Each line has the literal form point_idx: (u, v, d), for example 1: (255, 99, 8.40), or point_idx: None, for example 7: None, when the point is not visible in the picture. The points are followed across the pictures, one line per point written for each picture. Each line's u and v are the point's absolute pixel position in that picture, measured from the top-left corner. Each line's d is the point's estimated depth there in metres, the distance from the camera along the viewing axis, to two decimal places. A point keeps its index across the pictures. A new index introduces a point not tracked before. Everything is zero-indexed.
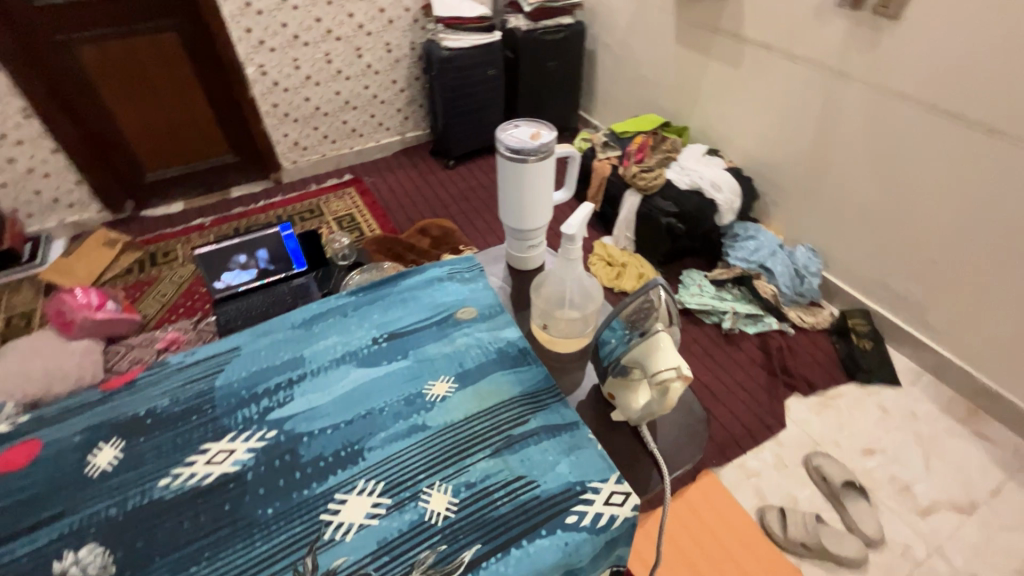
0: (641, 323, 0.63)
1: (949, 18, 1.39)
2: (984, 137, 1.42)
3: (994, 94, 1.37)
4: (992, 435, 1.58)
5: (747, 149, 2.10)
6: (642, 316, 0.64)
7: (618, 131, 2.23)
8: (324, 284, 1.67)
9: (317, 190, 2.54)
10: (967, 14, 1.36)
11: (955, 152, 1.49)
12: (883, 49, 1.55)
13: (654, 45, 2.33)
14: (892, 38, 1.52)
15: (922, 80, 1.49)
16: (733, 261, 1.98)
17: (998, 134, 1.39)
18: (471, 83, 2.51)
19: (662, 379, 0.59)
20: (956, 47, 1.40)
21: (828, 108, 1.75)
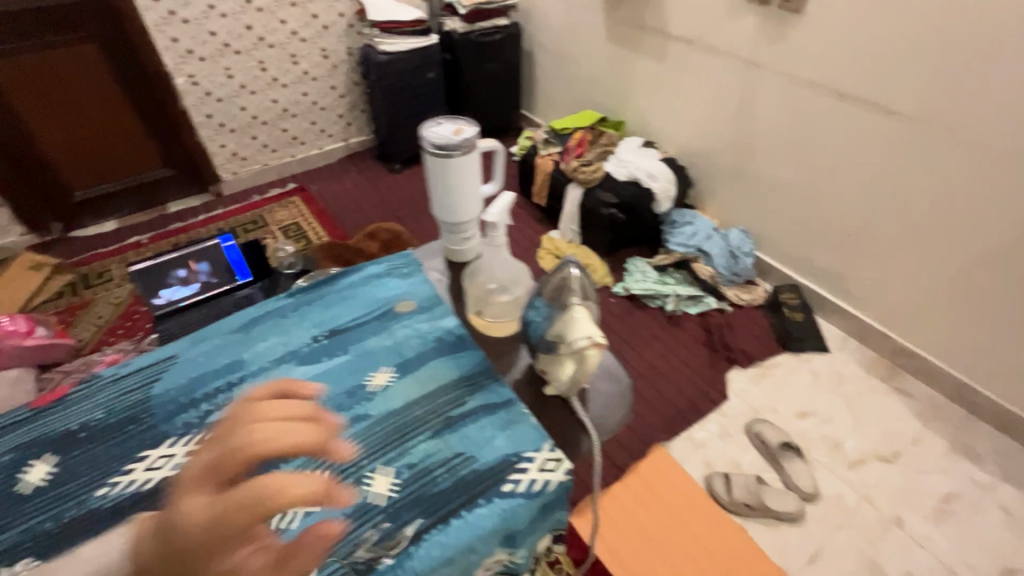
0: (561, 299, 0.68)
1: (844, 10, 1.52)
2: (881, 118, 1.55)
3: (886, 79, 1.50)
4: (910, 390, 1.73)
5: (679, 140, 2.20)
6: (561, 292, 0.69)
7: (557, 128, 2.30)
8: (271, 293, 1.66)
9: (260, 201, 2.49)
10: (858, 6, 1.49)
11: (859, 133, 1.62)
12: (790, 40, 1.66)
13: (587, 44, 2.41)
14: (797, 30, 1.64)
15: (826, 68, 1.61)
16: (672, 246, 2.08)
17: (893, 115, 1.53)
18: (411, 86, 2.52)
19: (577, 347, 0.64)
20: (848, 37, 1.53)
21: (748, 97, 1.87)
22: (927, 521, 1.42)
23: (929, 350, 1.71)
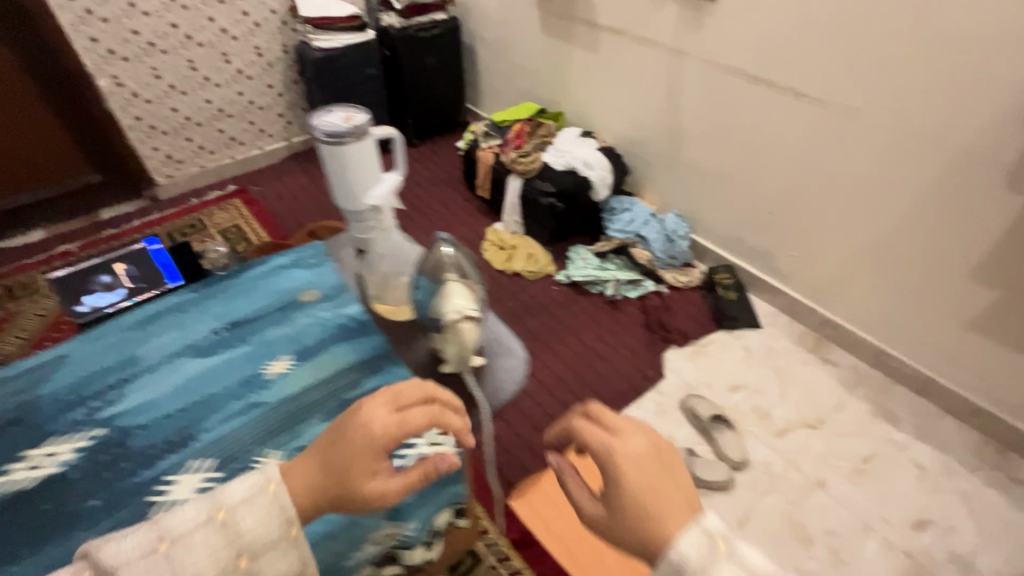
0: (437, 275, 0.78)
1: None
2: (793, 101, 1.62)
3: (795, 62, 1.56)
4: (836, 359, 1.81)
5: (616, 129, 2.25)
6: (438, 270, 0.79)
7: (497, 120, 2.31)
8: None
9: (199, 204, 2.43)
10: None
11: (775, 116, 1.68)
12: (708, 28, 1.72)
13: (524, 36, 2.44)
14: (713, 17, 1.69)
15: (741, 54, 1.67)
16: (612, 233, 2.13)
17: (803, 97, 1.59)
18: (350, 83, 2.50)
19: (447, 320, 0.73)
20: (759, 22, 1.59)
21: (675, 84, 1.92)
22: (848, 481, 1.50)
23: (850, 320, 1.79)
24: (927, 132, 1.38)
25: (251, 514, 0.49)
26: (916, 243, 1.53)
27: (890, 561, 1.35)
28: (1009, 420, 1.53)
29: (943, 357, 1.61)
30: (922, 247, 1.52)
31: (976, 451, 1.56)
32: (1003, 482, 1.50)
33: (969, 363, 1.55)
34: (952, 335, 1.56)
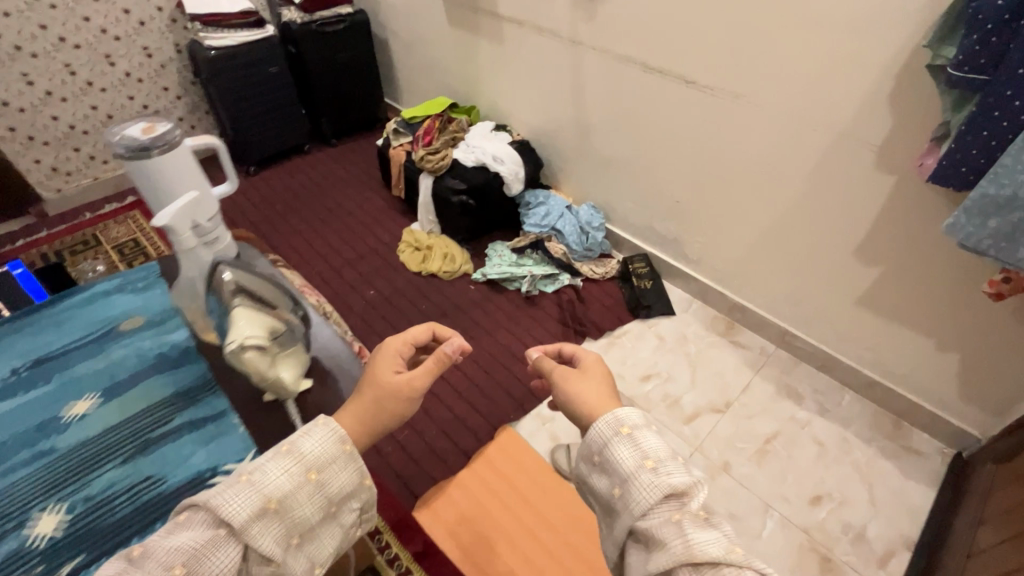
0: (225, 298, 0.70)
1: None
2: (685, 88, 1.61)
3: (683, 50, 1.55)
4: (744, 341, 1.85)
5: (528, 121, 2.22)
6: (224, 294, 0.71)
7: (407, 117, 2.23)
8: None
9: (93, 218, 2.27)
10: None
11: (671, 104, 1.68)
12: (601, 16, 1.69)
13: (434, 29, 2.37)
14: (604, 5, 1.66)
15: (634, 42, 1.65)
16: (527, 229, 2.11)
17: (693, 84, 1.59)
18: (251, 83, 2.39)
19: (227, 349, 0.65)
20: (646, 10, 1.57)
21: (578, 74, 1.90)
22: (751, 462, 1.53)
23: (757, 302, 1.83)
24: (804, 116, 1.40)
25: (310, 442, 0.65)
26: (806, 225, 1.56)
27: (788, 539, 1.39)
28: (900, 391, 1.60)
29: (838, 334, 1.66)
30: (811, 230, 1.55)
31: (872, 422, 1.62)
32: (896, 452, 1.56)
33: (861, 339, 1.61)
34: (844, 313, 1.60)
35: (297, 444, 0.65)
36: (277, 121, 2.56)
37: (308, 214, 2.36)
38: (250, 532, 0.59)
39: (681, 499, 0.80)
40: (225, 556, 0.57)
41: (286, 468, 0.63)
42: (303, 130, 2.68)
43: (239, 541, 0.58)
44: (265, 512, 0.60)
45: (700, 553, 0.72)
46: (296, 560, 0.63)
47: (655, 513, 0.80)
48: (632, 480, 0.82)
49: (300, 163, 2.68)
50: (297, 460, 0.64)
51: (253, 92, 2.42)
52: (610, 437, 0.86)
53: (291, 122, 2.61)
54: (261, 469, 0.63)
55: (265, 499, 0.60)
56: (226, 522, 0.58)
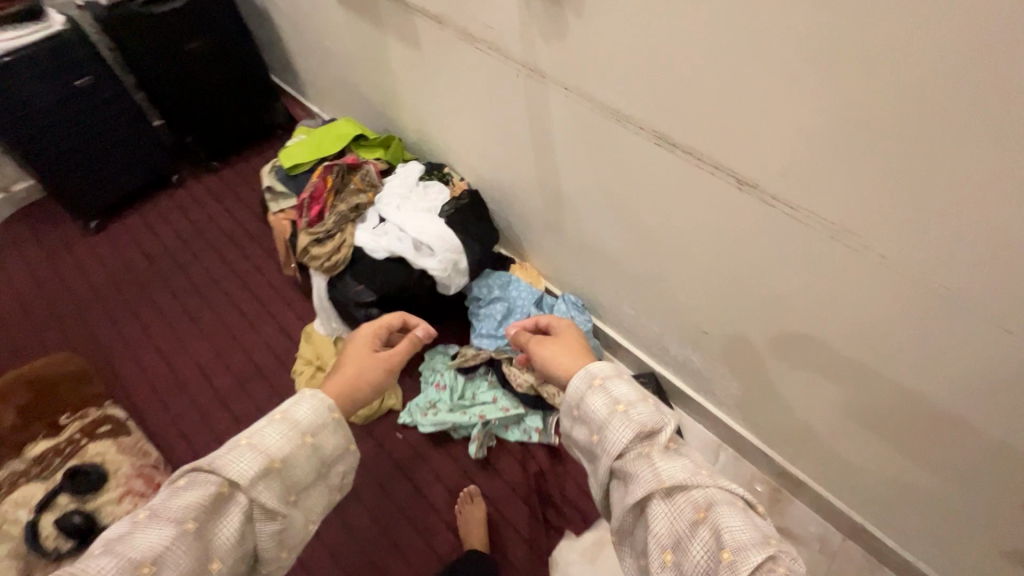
0: None
1: None
2: (731, 191, 0.87)
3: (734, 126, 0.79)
4: (795, 530, 1.25)
5: (473, 165, 1.44)
6: None
7: (286, 167, 1.45)
8: None
9: None
10: None
11: (702, 206, 0.94)
12: (575, 39, 0.90)
13: (323, 8, 1.51)
14: (579, 18, 0.86)
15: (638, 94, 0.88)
16: (481, 343, 1.42)
17: (749, 187, 0.84)
18: (53, 108, 1.57)
19: None
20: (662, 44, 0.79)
21: (540, 122, 1.12)
22: None
23: (819, 480, 1.20)
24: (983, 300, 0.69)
25: (301, 407, 0.75)
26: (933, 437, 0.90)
27: None
28: None
29: (952, 566, 1.05)
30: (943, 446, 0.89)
31: None
32: None
33: None
34: (971, 551, 0.99)
35: (292, 413, 0.74)
36: (116, 153, 1.77)
37: (168, 302, 1.65)
38: (255, 490, 0.67)
39: (653, 437, 0.69)
40: (232, 518, 0.65)
41: (284, 432, 0.72)
42: (162, 158, 1.88)
43: (245, 499, 0.67)
44: (267, 471, 0.69)
45: (671, 481, 0.63)
46: (300, 508, 0.73)
47: (629, 452, 0.68)
48: (605, 428, 0.71)
49: (165, 205, 1.91)
50: (292, 426, 0.73)
51: (60, 120, 1.61)
52: (585, 387, 0.76)
53: (140, 151, 1.81)
54: (259, 435, 0.71)
55: (267, 459, 0.69)
56: (234, 479, 0.67)
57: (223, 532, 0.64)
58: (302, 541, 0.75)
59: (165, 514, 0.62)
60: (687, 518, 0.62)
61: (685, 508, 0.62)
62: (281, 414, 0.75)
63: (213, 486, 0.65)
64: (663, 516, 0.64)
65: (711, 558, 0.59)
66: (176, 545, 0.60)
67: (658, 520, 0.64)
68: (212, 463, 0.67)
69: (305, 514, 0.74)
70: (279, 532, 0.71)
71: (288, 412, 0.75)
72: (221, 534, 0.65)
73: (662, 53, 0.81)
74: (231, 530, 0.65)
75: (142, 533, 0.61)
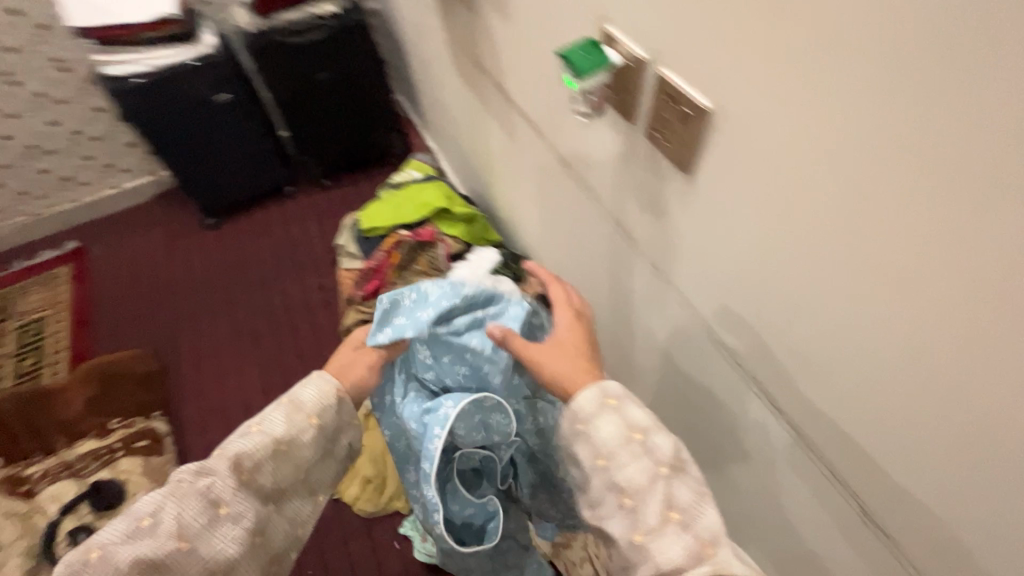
0: None
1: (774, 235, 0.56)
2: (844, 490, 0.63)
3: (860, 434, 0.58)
4: None
5: (552, 272, 1.26)
6: None
7: (364, 228, 1.37)
8: None
9: (17, 275, 1.83)
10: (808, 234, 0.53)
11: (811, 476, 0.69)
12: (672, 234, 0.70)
13: (440, 66, 1.42)
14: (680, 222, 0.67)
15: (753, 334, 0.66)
16: (372, 337, 0.78)
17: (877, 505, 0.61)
18: (191, 119, 1.68)
19: None
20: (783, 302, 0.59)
21: (622, 288, 0.91)
22: None
23: None
24: None
25: (631, 462, 0.61)
26: None
27: None
28: None
29: None
30: None
31: None
32: None
33: None
34: None
35: (593, 427, 0.63)
36: (240, 161, 1.85)
37: (245, 317, 1.70)
38: (635, 482, 0.60)
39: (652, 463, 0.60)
40: (648, 484, 0.60)
41: (591, 453, 0.63)
42: (278, 169, 1.94)
43: (646, 466, 0.60)
44: (272, 453, 0.69)
45: (625, 478, 0.60)
46: (275, 541, 0.70)
47: (630, 464, 0.61)
48: (613, 458, 0.61)
49: (277, 212, 1.99)
50: (594, 447, 0.63)
51: (196, 131, 1.71)
52: (592, 411, 0.64)
53: (264, 162, 1.90)
54: (598, 430, 0.63)
55: (600, 454, 0.62)
56: (643, 485, 0.60)
57: (644, 484, 0.60)
58: (628, 535, 0.60)
59: (633, 470, 0.60)
60: (637, 455, 0.61)
61: (636, 463, 0.60)
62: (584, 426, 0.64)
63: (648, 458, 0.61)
64: (629, 472, 0.60)
65: (646, 477, 0.60)
66: (665, 520, 0.58)
67: (626, 475, 0.61)
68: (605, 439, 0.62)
69: (297, 521, 0.73)
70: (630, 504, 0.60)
71: (295, 394, 0.73)
72: (645, 481, 0.60)
73: (786, 309, 0.59)
74: (647, 487, 0.60)
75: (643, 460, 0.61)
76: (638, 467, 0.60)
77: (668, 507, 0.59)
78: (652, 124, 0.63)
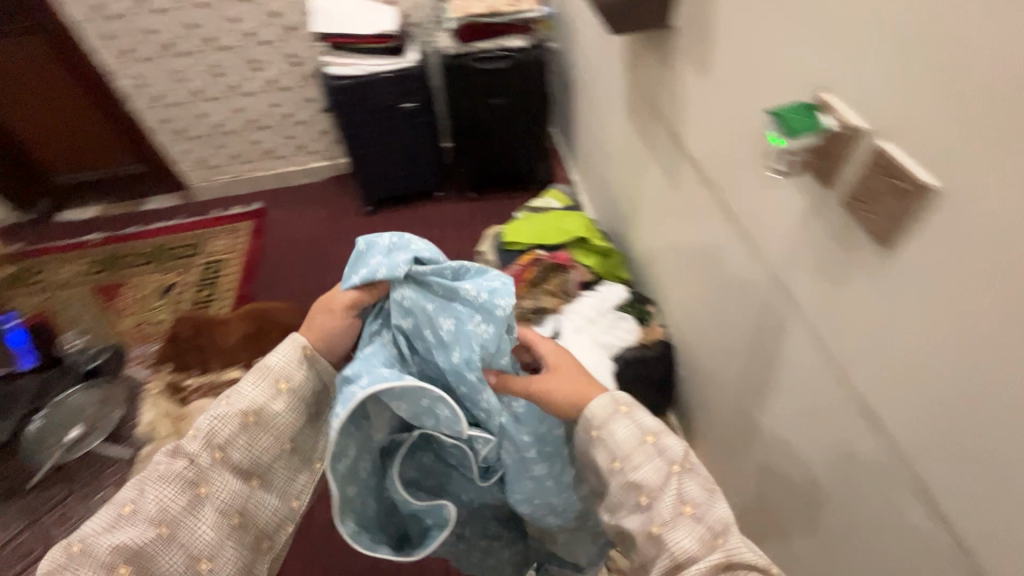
0: None
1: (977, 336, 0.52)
2: None
3: None
4: None
5: (680, 322, 1.24)
6: None
7: (506, 240, 1.47)
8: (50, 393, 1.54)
9: (213, 219, 2.20)
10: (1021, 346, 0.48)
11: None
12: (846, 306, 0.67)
13: (610, 108, 1.49)
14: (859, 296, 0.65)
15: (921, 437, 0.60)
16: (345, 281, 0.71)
17: None
18: (378, 120, 1.92)
19: None
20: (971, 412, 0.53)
21: (767, 350, 0.88)
22: None
23: None
24: None
25: (644, 461, 0.59)
26: None
27: None
28: None
29: None
30: None
31: None
32: None
33: None
34: None
35: (606, 430, 0.63)
36: (405, 162, 2.08)
37: None
38: (645, 481, 0.58)
39: (660, 459, 0.59)
40: (659, 481, 0.57)
41: (605, 454, 0.62)
42: (434, 175, 2.15)
43: (655, 461, 0.59)
44: (243, 427, 0.63)
45: (637, 479, 0.58)
46: (262, 519, 0.65)
47: (645, 465, 0.59)
48: (627, 457, 0.60)
49: (423, 212, 2.19)
50: (608, 447, 0.62)
51: (379, 130, 1.96)
52: (604, 416, 0.64)
53: (425, 166, 2.11)
54: (609, 432, 0.62)
55: (614, 455, 0.61)
56: (651, 482, 0.58)
57: (656, 484, 0.57)
58: (647, 541, 0.56)
59: (644, 470, 0.59)
60: (650, 454, 0.59)
61: (648, 460, 0.59)
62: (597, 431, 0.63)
63: (660, 459, 0.59)
64: (641, 471, 0.59)
65: (659, 477, 0.58)
66: (679, 516, 0.55)
67: (638, 470, 0.59)
68: (613, 435, 0.62)
69: (286, 496, 0.68)
70: (642, 504, 0.58)
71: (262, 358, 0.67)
72: (658, 480, 0.58)
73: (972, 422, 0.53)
74: (659, 487, 0.57)
75: (652, 457, 0.59)
76: (653, 468, 0.58)
77: (682, 502, 0.56)
78: (850, 193, 0.62)
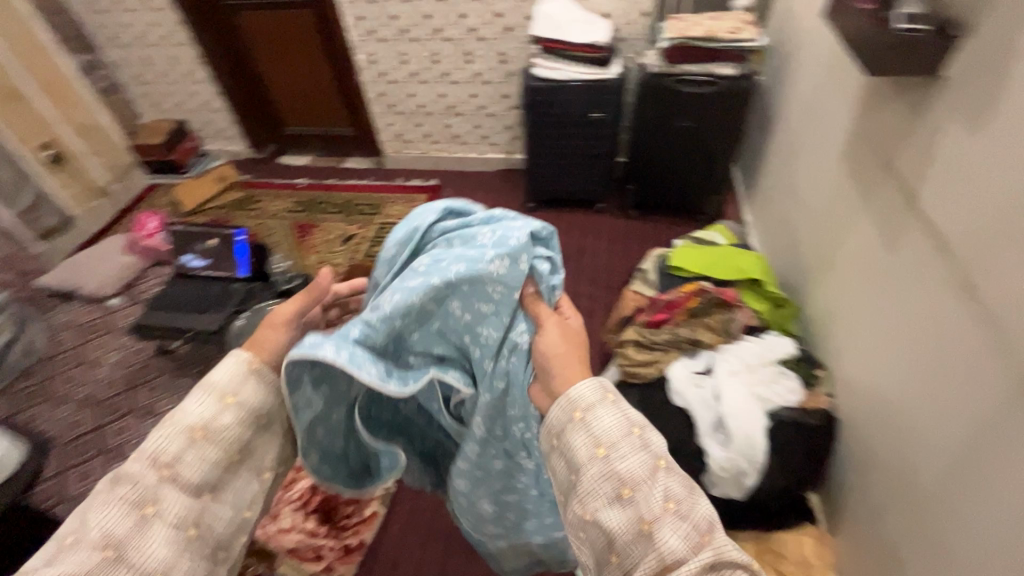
0: None
1: None
2: None
3: None
4: None
5: (856, 395, 1.12)
6: None
7: (671, 264, 1.45)
8: (250, 302, 1.81)
9: (395, 186, 2.46)
10: None
11: None
12: None
13: (819, 151, 1.39)
14: None
15: None
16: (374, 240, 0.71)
17: None
18: (566, 125, 2.00)
19: None
20: None
21: (988, 454, 0.75)
22: None
23: None
24: None
25: (629, 453, 0.49)
26: None
27: None
28: None
29: None
30: None
31: None
32: None
33: None
34: None
35: (588, 412, 0.53)
36: (577, 169, 2.13)
37: None
38: (629, 476, 0.48)
39: (645, 452, 0.50)
40: (643, 480, 0.48)
41: (584, 439, 0.52)
42: (601, 186, 2.18)
43: (642, 454, 0.50)
44: (189, 443, 0.54)
45: (623, 474, 0.49)
46: (215, 532, 0.54)
47: (631, 458, 0.49)
48: (611, 447, 0.50)
49: (581, 220, 2.23)
50: (588, 433, 0.52)
51: (564, 134, 2.03)
52: (586, 401, 0.54)
53: (596, 176, 2.15)
54: (591, 416, 0.53)
55: (596, 444, 0.51)
56: (630, 478, 0.48)
57: (643, 484, 0.48)
58: (625, 546, 0.46)
59: (626, 465, 0.49)
60: (638, 448, 0.50)
61: (637, 452, 0.50)
62: (580, 413, 0.53)
63: (645, 453, 0.50)
64: (627, 463, 0.49)
65: (646, 473, 0.49)
66: (662, 518, 0.46)
67: (624, 464, 0.49)
68: (594, 419, 0.52)
69: (240, 504, 0.57)
70: (620, 502, 0.48)
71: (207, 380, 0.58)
72: (646, 478, 0.48)
73: None
74: (646, 486, 0.48)
75: (637, 451, 0.50)
76: (644, 465, 0.49)
77: (667, 499, 0.47)
78: None
